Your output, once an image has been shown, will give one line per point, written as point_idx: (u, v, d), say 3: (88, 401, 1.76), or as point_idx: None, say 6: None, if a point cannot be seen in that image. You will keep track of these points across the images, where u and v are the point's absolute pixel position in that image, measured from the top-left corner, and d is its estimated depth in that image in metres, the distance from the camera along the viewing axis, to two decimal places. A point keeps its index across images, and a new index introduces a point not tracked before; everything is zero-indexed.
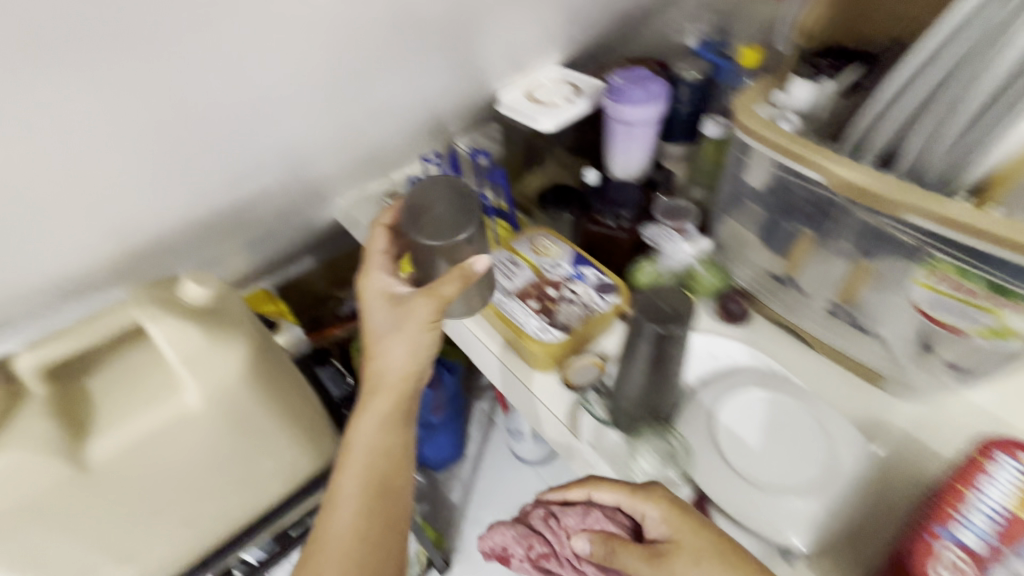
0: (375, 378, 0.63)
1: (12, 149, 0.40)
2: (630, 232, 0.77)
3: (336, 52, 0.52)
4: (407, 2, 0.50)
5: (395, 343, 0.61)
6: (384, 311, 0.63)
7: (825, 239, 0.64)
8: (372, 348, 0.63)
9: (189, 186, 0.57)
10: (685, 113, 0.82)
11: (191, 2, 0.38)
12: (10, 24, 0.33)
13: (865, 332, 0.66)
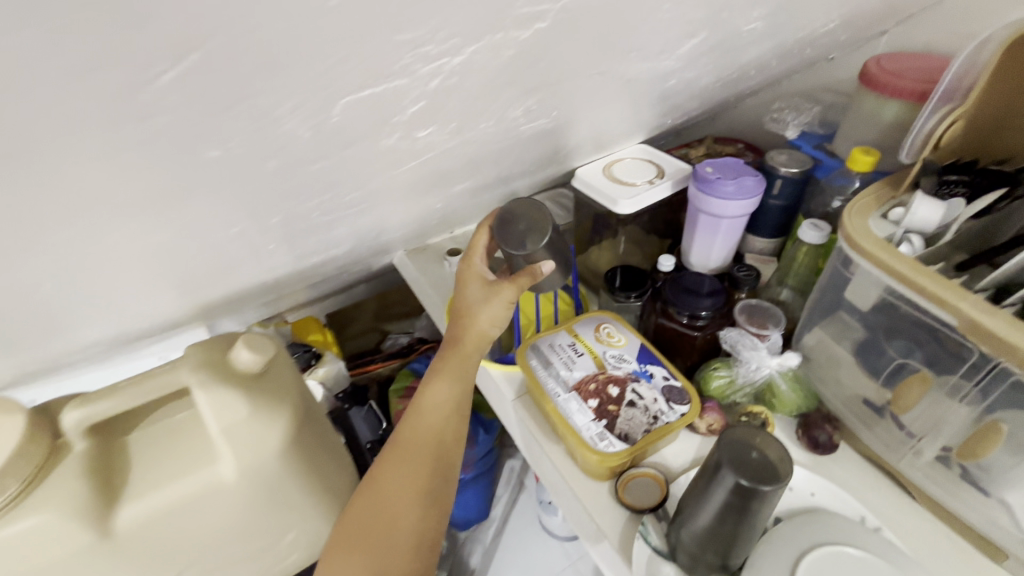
0: (456, 332, 0.62)
1: (98, 255, 0.39)
2: (705, 333, 0.71)
3: (430, 155, 0.49)
4: (509, 111, 0.47)
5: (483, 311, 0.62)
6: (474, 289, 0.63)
7: (945, 382, 0.56)
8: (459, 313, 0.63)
9: (258, 251, 0.55)
10: (778, 208, 0.76)
11: (298, 142, 0.36)
12: (114, 176, 0.31)
13: (984, 494, 0.55)
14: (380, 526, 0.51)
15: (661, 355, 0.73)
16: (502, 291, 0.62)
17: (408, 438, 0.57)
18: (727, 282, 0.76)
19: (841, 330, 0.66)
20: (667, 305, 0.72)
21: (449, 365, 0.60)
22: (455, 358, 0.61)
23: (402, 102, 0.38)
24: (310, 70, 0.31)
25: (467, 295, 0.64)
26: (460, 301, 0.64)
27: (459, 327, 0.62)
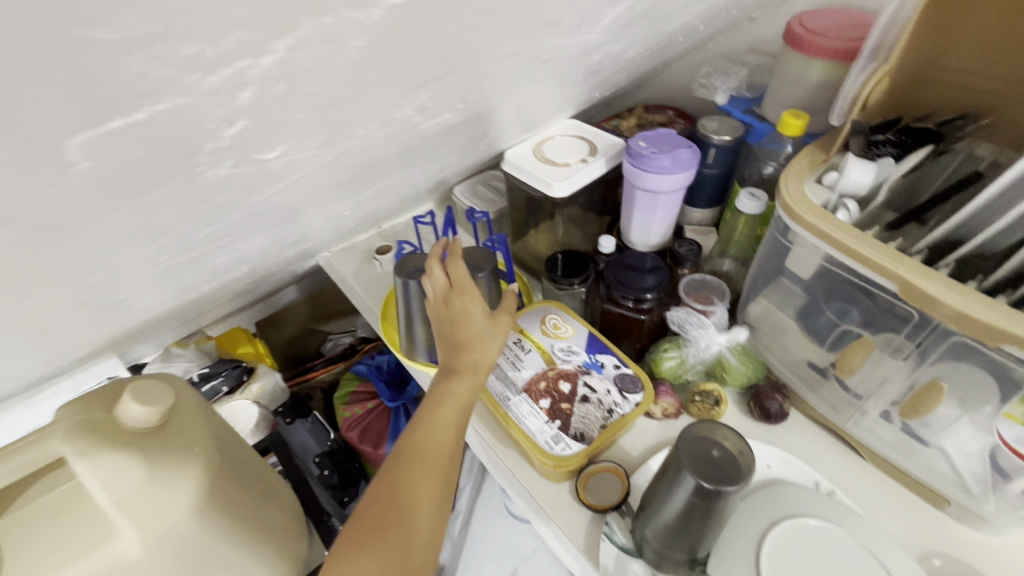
0: (471, 356, 0.52)
1: None
2: (652, 315, 0.68)
3: (316, 149, 0.41)
4: (405, 94, 0.40)
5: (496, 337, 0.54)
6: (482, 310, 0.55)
7: (883, 343, 0.56)
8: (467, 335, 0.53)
9: (117, 281, 0.46)
10: (714, 178, 0.73)
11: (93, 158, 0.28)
12: None
13: (924, 444, 0.57)
14: (396, 529, 0.42)
15: (610, 342, 0.70)
16: (506, 319, 0.55)
17: (427, 438, 0.47)
18: (669, 258, 0.74)
19: (785, 298, 0.66)
20: (612, 290, 0.69)
21: (468, 366, 0.51)
22: (468, 371, 0.51)
23: (248, 109, 0.31)
24: (80, 74, 0.23)
25: (474, 320, 0.54)
26: (457, 318, 0.54)
27: (470, 355, 0.52)
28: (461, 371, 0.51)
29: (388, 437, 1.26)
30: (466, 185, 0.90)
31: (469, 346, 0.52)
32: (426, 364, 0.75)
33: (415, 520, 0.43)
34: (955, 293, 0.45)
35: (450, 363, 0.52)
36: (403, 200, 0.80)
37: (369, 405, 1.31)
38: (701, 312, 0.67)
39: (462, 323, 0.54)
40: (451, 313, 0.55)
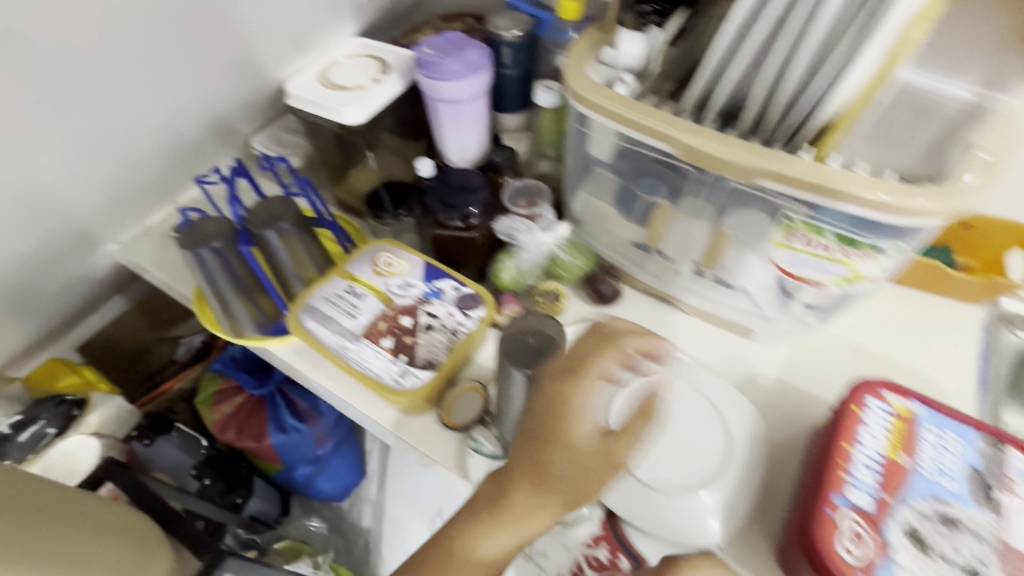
0: (521, 503, 0.44)
1: None
2: (482, 230, 0.67)
3: None
4: None
5: (555, 487, 0.43)
6: (566, 453, 0.43)
7: (680, 206, 0.60)
8: (540, 465, 0.43)
9: None
10: (514, 77, 0.71)
11: None
12: None
13: (731, 288, 0.64)
14: None
15: (448, 268, 0.68)
16: (619, 456, 0.43)
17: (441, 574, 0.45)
18: (489, 171, 0.73)
19: (599, 187, 0.67)
20: (436, 214, 0.66)
21: (556, 493, 0.43)
22: (552, 499, 0.43)
23: None
24: None
25: (571, 454, 0.42)
26: (535, 434, 0.44)
27: (524, 499, 0.44)
28: (533, 474, 0.43)
29: (268, 425, 1.18)
30: (266, 131, 0.79)
31: (542, 469, 0.43)
32: (258, 338, 0.68)
33: None
34: (718, 142, 0.49)
35: (517, 473, 0.44)
36: (183, 158, 0.68)
37: (238, 401, 1.19)
38: (528, 217, 0.67)
39: (544, 449, 0.43)
40: (540, 409, 0.44)
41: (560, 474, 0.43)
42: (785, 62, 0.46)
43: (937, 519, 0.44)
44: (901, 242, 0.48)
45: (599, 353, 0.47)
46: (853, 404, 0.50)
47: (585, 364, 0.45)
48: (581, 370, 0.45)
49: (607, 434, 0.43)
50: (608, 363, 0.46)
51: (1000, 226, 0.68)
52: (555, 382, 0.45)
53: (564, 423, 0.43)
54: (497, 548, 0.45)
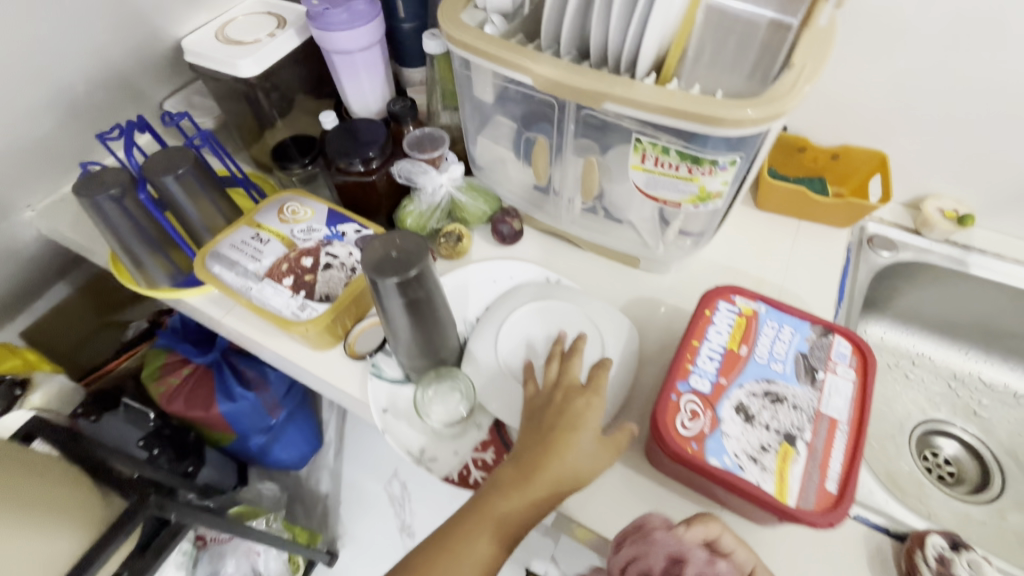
0: (542, 481, 0.49)
1: None
2: (381, 174, 0.71)
3: None
4: None
5: (569, 468, 0.49)
6: (587, 440, 0.50)
7: (559, 143, 0.65)
8: (556, 456, 0.49)
9: None
10: (409, 31, 0.74)
11: None
12: None
13: (619, 222, 0.69)
14: None
15: (353, 214, 0.72)
16: (609, 452, 0.51)
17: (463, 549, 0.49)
18: (392, 122, 0.75)
19: (496, 133, 0.70)
20: (336, 161, 0.69)
21: (541, 484, 0.49)
22: (541, 484, 0.49)
23: None
24: None
25: (587, 436, 0.50)
26: (550, 430, 0.51)
27: (547, 478, 0.49)
28: (540, 458, 0.49)
29: (216, 393, 1.19)
30: (178, 96, 0.78)
31: (556, 454, 0.49)
32: (170, 288, 0.70)
33: None
34: (570, 71, 0.53)
35: (530, 458, 0.50)
36: (84, 118, 0.70)
37: (185, 372, 1.21)
38: (431, 162, 0.71)
39: (562, 434, 0.50)
40: (554, 403, 0.53)
41: (575, 465, 0.49)
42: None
43: (764, 396, 0.50)
44: (736, 155, 0.53)
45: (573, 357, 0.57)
46: (705, 308, 0.56)
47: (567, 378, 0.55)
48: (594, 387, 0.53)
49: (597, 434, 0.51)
50: (571, 371, 0.56)
51: (863, 154, 0.74)
52: (566, 401, 0.52)
53: (580, 420, 0.51)
54: (510, 520, 0.48)
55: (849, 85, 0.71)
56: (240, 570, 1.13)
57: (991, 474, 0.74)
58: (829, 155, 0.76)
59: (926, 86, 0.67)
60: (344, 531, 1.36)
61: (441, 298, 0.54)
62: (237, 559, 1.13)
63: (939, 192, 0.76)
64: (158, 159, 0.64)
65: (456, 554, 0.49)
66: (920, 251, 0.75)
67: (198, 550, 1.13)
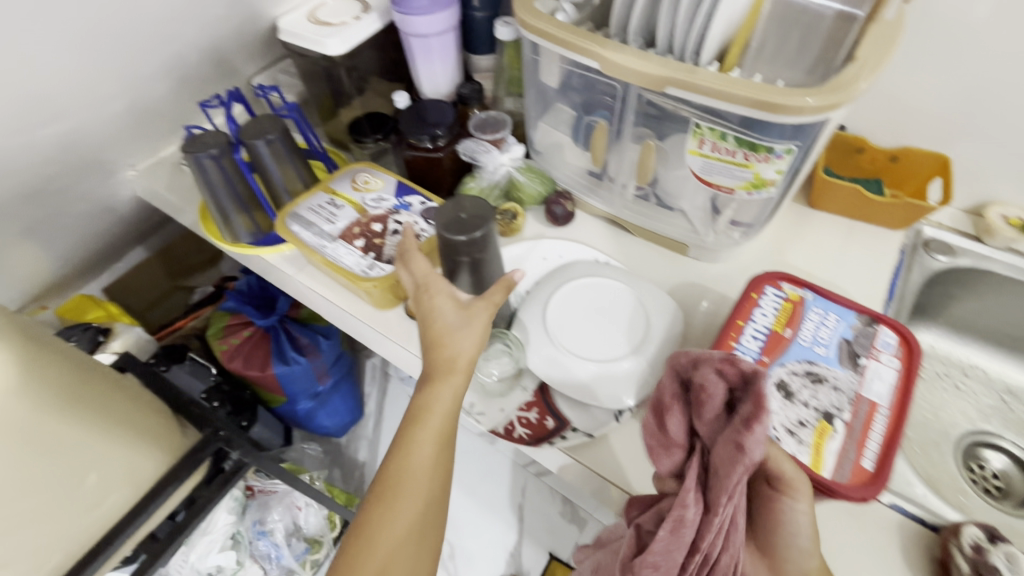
0: (444, 356, 0.49)
1: None
2: (447, 152, 0.76)
3: None
4: None
5: (466, 337, 0.50)
6: (451, 308, 0.51)
7: (617, 128, 0.68)
8: (438, 339, 0.50)
9: None
10: (482, 19, 0.79)
11: None
12: None
13: (670, 210, 0.71)
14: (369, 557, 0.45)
15: (418, 187, 0.77)
16: (483, 310, 0.51)
17: (397, 468, 0.48)
18: (459, 104, 0.80)
19: (556, 119, 0.75)
20: (408, 137, 0.74)
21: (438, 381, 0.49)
22: (434, 388, 0.49)
23: None
24: None
25: (447, 315, 0.51)
26: (433, 337, 0.51)
27: (444, 354, 0.50)
28: (436, 370, 0.49)
29: (272, 356, 1.28)
30: (265, 74, 0.86)
31: (437, 352, 0.50)
32: (252, 246, 0.78)
33: (382, 554, 0.45)
34: (639, 59, 0.56)
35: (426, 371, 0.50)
36: (187, 88, 0.78)
37: (246, 334, 1.30)
38: (494, 143, 0.75)
39: (432, 318, 0.51)
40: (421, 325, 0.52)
41: (463, 345, 0.50)
42: None
43: (805, 375, 0.52)
44: (792, 143, 0.55)
45: (415, 255, 0.56)
46: (752, 291, 0.58)
47: (422, 287, 0.54)
48: (428, 288, 0.53)
49: (455, 300, 0.52)
50: (422, 266, 0.55)
51: (926, 157, 0.73)
52: (426, 303, 0.52)
53: (429, 305, 0.52)
54: (442, 407, 0.49)
55: (913, 87, 0.71)
56: (284, 520, 1.20)
57: None
58: (888, 157, 0.76)
59: (1001, 89, 0.66)
60: None
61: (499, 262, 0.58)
62: (281, 510, 1.20)
63: (1003, 199, 0.74)
64: (253, 126, 0.71)
65: (396, 497, 0.47)
66: (979, 258, 0.73)
67: (248, 499, 1.21)
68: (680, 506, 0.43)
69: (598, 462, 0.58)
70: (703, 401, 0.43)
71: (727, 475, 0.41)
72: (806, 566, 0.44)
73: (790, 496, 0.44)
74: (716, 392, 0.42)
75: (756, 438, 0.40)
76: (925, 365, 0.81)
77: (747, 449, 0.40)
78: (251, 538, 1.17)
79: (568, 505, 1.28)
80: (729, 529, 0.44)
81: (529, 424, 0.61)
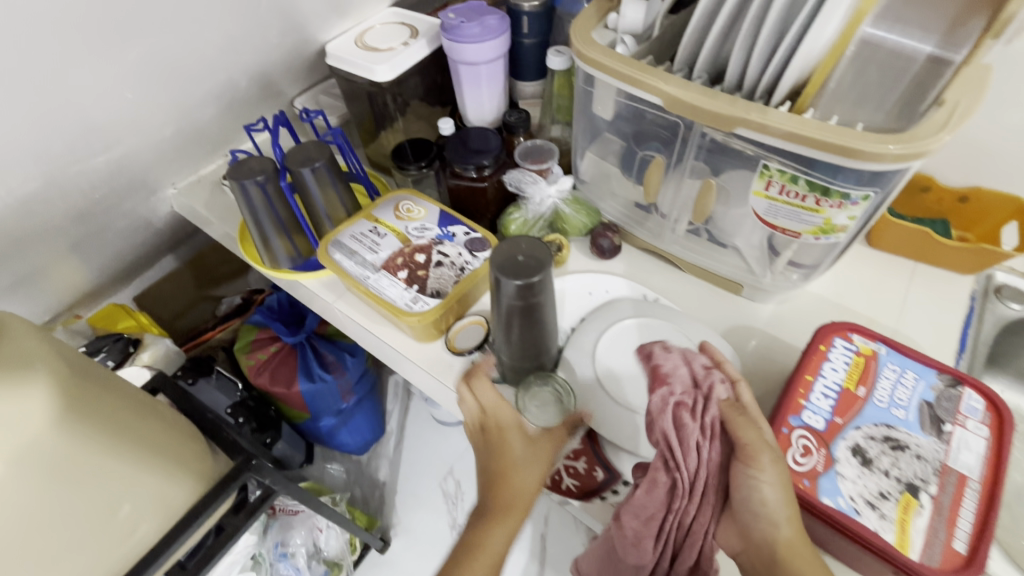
0: (510, 494, 0.54)
1: None
2: (492, 181, 0.74)
3: None
4: None
5: (533, 473, 0.54)
6: (522, 448, 0.55)
7: (673, 163, 0.65)
8: (507, 479, 0.54)
9: None
10: (531, 46, 0.77)
11: None
12: None
13: (724, 247, 0.69)
14: None
15: (461, 215, 0.75)
16: (548, 445, 0.56)
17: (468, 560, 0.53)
18: (505, 131, 0.78)
19: (605, 149, 0.73)
20: (453, 166, 0.73)
21: (505, 499, 0.54)
22: (497, 491, 0.54)
23: None
24: None
25: (508, 436, 0.55)
26: (497, 446, 0.55)
27: (512, 490, 0.54)
28: (491, 481, 0.54)
29: (299, 373, 1.27)
30: (307, 95, 0.85)
31: (506, 484, 0.54)
32: (291, 271, 0.76)
33: None
34: (706, 97, 0.53)
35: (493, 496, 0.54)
36: (232, 110, 0.77)
37: (272, 349, 1.29)
38: (540, 173, 0.74)
39: (506, 447, 0.55)
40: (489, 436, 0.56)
41: (529, 478, 0.54)
42: (757, 19, 0.50)
43: (883, 441, 0.48)
44: (869, 189, 0.52)
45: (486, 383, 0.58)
46: (819, 343, 0.54)
47: (491, 401, 0.57)
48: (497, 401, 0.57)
49: (515, 425, 0.56)
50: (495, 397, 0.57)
51: (999, 198, 0.69)
52: (497, 439, 0.55)
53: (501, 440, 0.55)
54: (499, 544, 0.53)
55: (985, 126, 0.67)
56: (305, 543, 1.18)
57: None
58: (957, 198, 0.72)
59: None
60: (397, 521, 1.39)
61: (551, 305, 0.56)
62: (302, 532, 1.18)
63: None
64: (299, 152, 0.70)
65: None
66: None
67: (270, 518, 1.20)
68: (652, 467, 0.47)
69: None
70: (663, 381, 0.50)
71: (665, 431, 0.47)
72: (775, 535, 0.44)
73: (751, 467, 0.44)
74: (674, 371, 0.51)
75: (683, 396, 0.48)
76: None
77: (689, 412, 0.47)
78: (272, 559, 1.15)
79: None
80: (700, 499, 0.47)
81: (576, 475, 0.59)
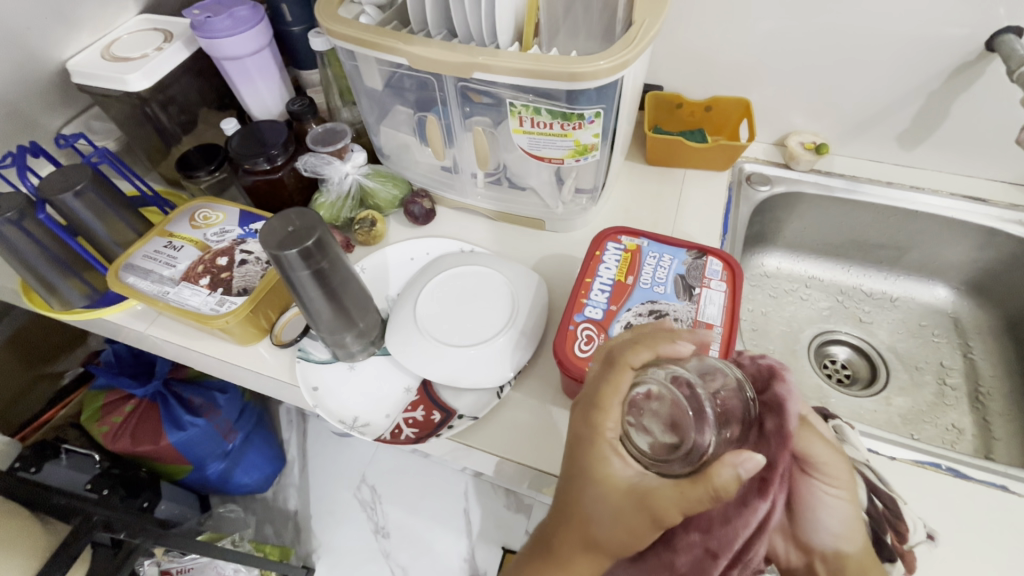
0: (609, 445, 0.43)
1: None
2: (286, 170, 0.74)
3: None
4: None
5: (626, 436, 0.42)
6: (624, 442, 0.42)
7: (446, 118, 0.69)
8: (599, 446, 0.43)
9: None
10: (298, 33, 0.78)
11: None
12: None
13: (523, 189, 0.74)
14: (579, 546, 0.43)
15: (263, 211, 0.74)
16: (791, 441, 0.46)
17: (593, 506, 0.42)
18: (292, 121, 0.78)
19: (395, 121, 0.73)
20: (242, 163, 0.71)
21: (577, 542, 0.44)
22: (581, 551, 0.44)
23: None
24: None
25: (613, 499, 0.41)
26: (623, 505, 0.40)
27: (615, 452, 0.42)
28: (581, 440, 0.43)
29: (164, 425, 1.11)
30: (74, 123, 0.78)
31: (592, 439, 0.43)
32: (88, 311, 0.71)
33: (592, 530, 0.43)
34: (444, 50, 0.58)
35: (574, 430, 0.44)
36: None
37: (127, 408, 1.13)
38: (336, 154, 0.75)
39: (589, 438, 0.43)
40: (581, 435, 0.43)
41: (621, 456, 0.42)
42: None
43: (649, 314, 0.57)
44: (599, 107, 0.59)
45: (620, 372, 0.44)
46: (596, 248, 0.62)
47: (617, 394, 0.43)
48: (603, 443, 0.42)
49: (653, 516, 0.39)
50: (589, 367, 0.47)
51: (730, 103, 0.83)
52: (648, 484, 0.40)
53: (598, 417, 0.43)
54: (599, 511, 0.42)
55: (709, 42, 0.79)
56: None
57: (879, 369, 0.83)
58: (702, 108, 0.84)
59: (768, 36, 0.76)
60: (317, 544, 1.31)
61: (346, 268, 0.58)
62: None
63: (799, 128, 0.86)
64: (55, 178, 0.64)
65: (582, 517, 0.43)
66: (790, 182, 0.84)
67: None
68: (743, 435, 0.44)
69: (492, 445, 0.59)
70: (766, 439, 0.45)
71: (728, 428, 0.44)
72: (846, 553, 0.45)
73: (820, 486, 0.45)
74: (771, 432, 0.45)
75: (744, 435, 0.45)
76: (775, 285, 0.90)
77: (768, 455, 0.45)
78: None
79: (512, 496, 1.33)
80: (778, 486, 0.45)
81: (415, 423, 0.61)
